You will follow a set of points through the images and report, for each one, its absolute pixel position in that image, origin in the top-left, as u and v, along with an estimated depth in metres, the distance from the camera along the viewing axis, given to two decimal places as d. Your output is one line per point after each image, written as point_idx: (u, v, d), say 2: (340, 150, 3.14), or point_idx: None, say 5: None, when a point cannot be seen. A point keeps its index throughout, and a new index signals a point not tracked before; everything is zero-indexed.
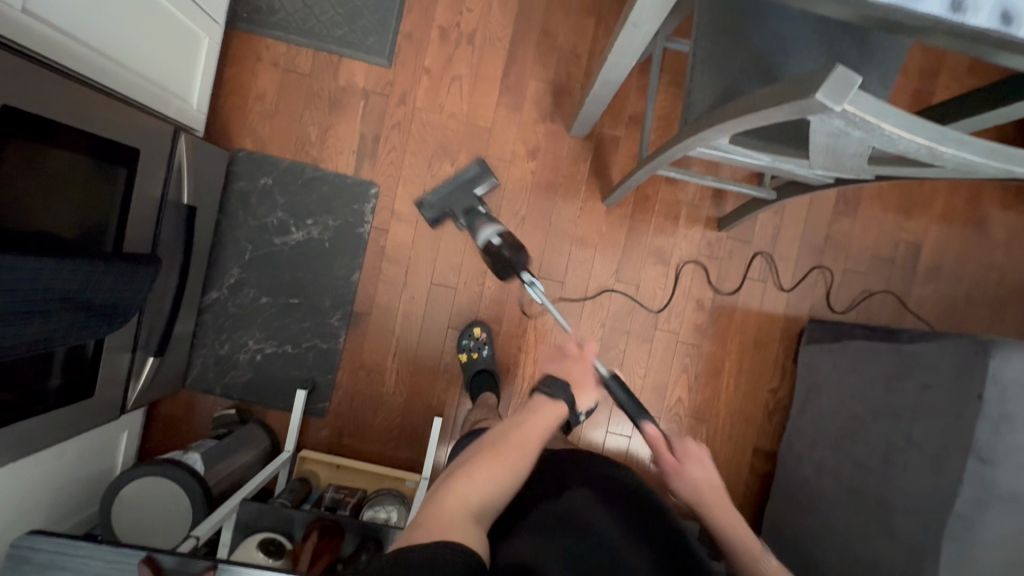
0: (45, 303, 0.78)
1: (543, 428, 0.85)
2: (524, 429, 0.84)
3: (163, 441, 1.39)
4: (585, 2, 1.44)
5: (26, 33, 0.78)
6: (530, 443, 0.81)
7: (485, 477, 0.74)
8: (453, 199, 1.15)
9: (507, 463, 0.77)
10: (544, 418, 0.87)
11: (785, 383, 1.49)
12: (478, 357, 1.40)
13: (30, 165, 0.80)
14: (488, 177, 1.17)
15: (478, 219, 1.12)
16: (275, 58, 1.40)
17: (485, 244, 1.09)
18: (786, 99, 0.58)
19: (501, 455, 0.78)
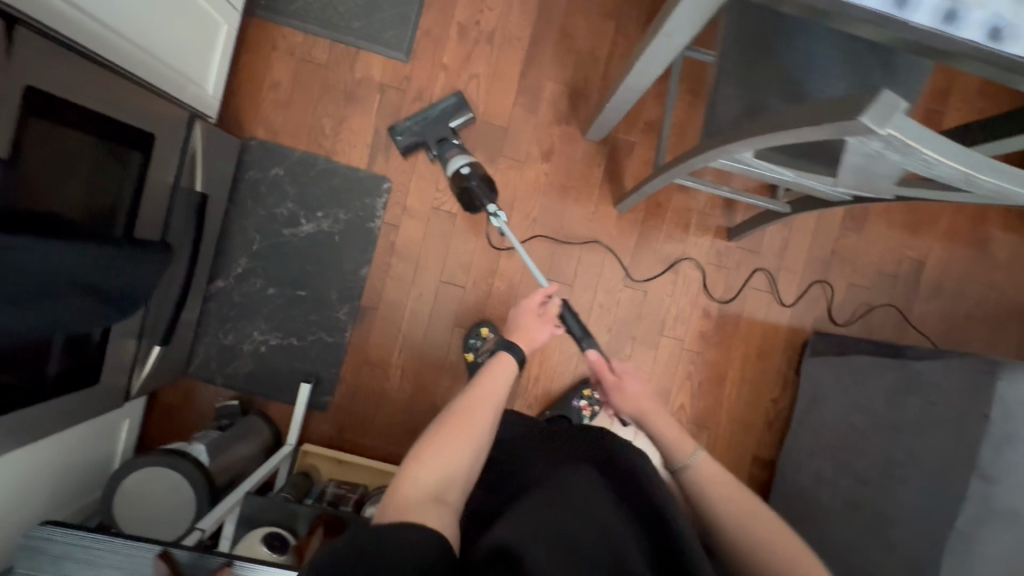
0: (58, 290, 0.76)
1: (496, 387, 0.82)
2: (473, 390, 0.81)
3: (162, 429, 1.37)
4: (605, 6, 1.44)
5: (52, 15, 0.76)
6: (482, 408, 0.78)
7: (440, 450, 0.71)
8: (428, 128, 1.37)
9: (461, 430, 0.74)
10: (495, 374, 0.84)
11: (786, 393, 1.51)
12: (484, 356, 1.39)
13: (50, 149, 0.79)
14: (462, 113, 1.38)
15: (449, 150, 1.33)
16: (291, 47, 1.38)
17: (454, 173, 1.28)
18: (823, 118, 0.58)
19: (454, 423, 0.75)
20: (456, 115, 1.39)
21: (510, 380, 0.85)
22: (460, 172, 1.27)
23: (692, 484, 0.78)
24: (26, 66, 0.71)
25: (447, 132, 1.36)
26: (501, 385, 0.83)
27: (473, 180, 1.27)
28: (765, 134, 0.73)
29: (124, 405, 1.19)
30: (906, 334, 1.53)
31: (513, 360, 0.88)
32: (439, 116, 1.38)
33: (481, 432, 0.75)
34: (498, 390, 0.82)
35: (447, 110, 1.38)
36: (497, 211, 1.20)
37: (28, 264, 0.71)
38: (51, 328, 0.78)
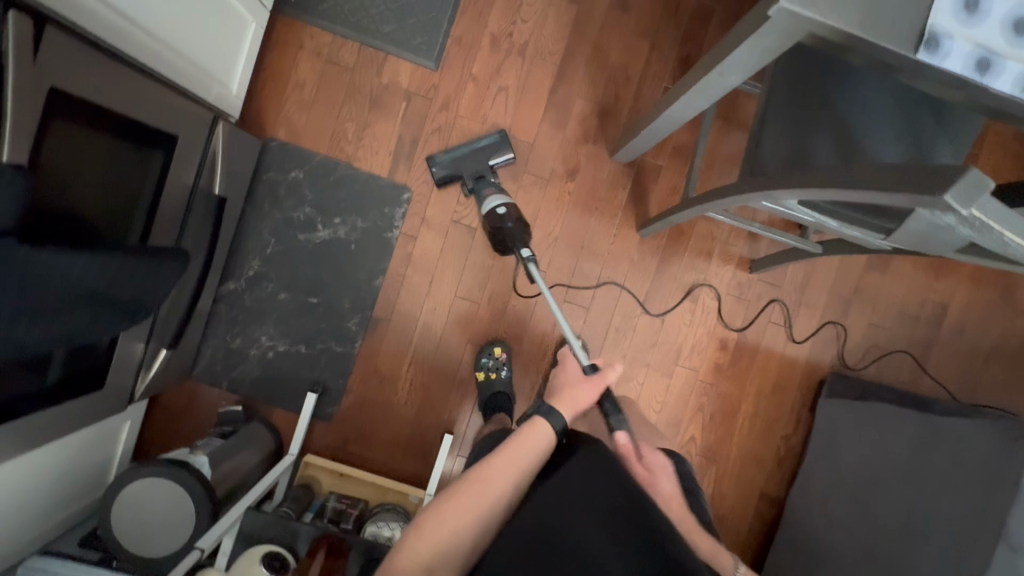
0: (74, 302, 0.73)
1: (518, 455, 0.79)
2: (496, 458, 0.79)
3: (163, 431, 1.34)
4: (641, 25, 1.40)
5: (81, 12, 0.72)
6: (497, 477, 0.76)
7: (443, 524, 0.71)
8: (467, 163, 1.34)
9: (470, 498, 0.74)
10: (523, 444, 0.81)
11: (799, 431, 1.47)
12: (496, 377, 1.36)
13: (73, 151, 0.76)
14: (504, 152, 1.35)
15: (486, 189, 1.29)
16: (319, 48, 1.34)
17: (489, 212, 1.24)
18: (892, 188, 0.56)
19: (463, 496, 0.74)
20: (497, 154, 1.36)
21: (540, 453, 0.81)
22: (496, 211, 1.23)
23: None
24: (51, 65, 0.68)
25: (487, 170, 1.33)
26: (527, 458, 0.79)
27: (508, 223, 1.23)
28: (818, 185, 0.70)
29: (128, 407, 1.16)
30: (924, 380, 1.50)
31: (550, 433, 0.83)
32: (479, 150, 1.36)
33: (488, 509, 0.74)
34: (521, 464, 0.79)
35: (486, 146, 1.36)
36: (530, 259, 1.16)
37: (45, 277, 0.68)
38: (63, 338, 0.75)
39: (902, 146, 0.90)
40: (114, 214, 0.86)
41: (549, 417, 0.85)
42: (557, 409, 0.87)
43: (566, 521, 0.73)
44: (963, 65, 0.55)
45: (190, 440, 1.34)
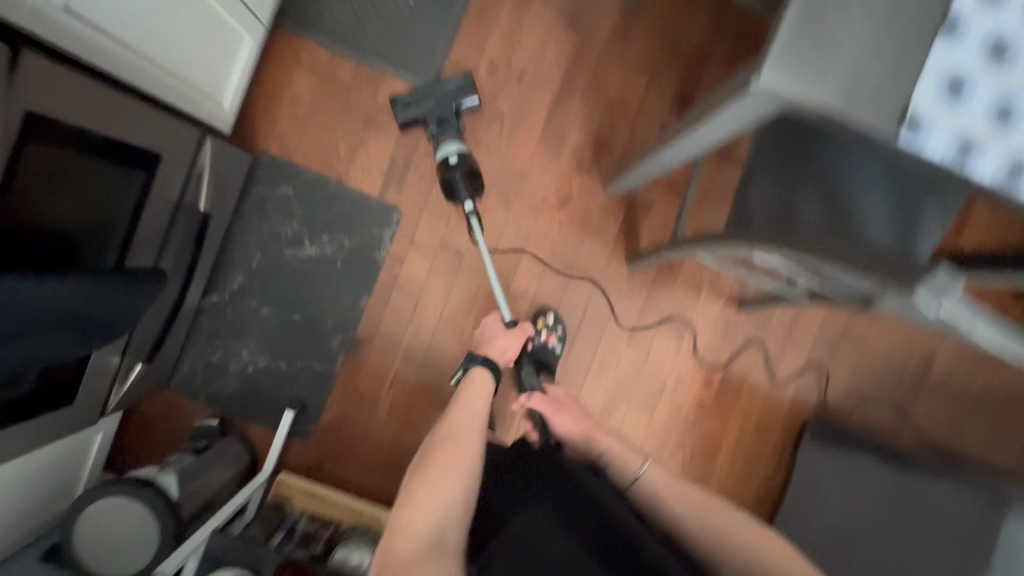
0: (42, 327, 0.72)
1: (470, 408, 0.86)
2: (455, 413, 0.85)
3: (137, 442, 1.33)
4: (641, 58, 1.40)
5: (59, 33, 0.71)
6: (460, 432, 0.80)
7: (435, 483, 0.72)
8: (429, 102, 1.29)
9: (443, 461, 0.75)
10: (470, 394, 0.90)
11: (780, 472, 1.46)
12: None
13: (49, 172, 0.74)
14: (470, 95, 1.30)
15: (444, 133, 1.27)
16: (315, 64, 1.34)
17: (442, 158, 1.25)
18: (871, 271, 0.55)
19: (442, 452, 0.76)
20: (463, 94, 1.31)
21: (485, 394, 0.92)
22: (447, 160, 1.23)
23: (649, 497, 0.84)
24: (28, 91, 0.67)
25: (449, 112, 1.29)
26: (478, 403, 0.89)
27: (458, 173, 1.23)
28: (793, 247, 0.71)
29: (100, 419, 1.14)
30: (908, 428, 1.49)
31: (488, 376, 0.95)
32: (446, 93, 1.30)
33: (473, 455, 0.77)
34: (477, 410, 0.87)
35: (453, 88, 1.30)
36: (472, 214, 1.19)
37: (12, 304, 0.67)
38: (28, 362, 0.74)
39: (887, 212, 0.89)
40: (92, 233, 0.85)
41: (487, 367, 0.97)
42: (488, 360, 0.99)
43: (548, 544, 0.68)
44: (944, 150, 0.54)
45: (164, 452, 1.33)
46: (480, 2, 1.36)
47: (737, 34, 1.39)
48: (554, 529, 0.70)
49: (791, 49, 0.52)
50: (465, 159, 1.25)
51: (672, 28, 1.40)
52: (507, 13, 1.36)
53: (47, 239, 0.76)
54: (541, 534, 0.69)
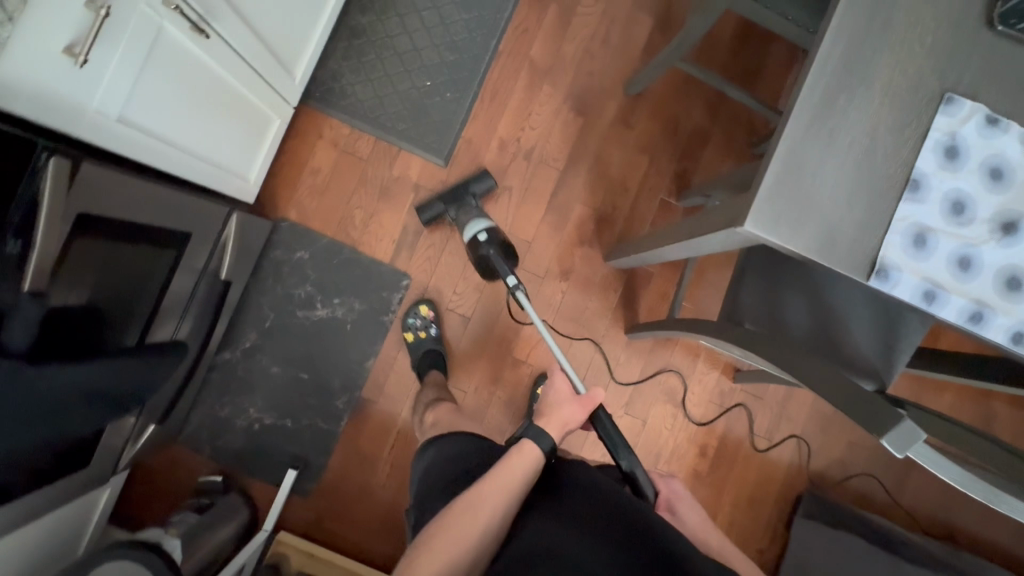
0: (68, 405, 0.75)
1: (517, 468, 0.84)
2: (488, 482, 0.81)
3: (141, 494, 1.35)
4: (642, 140, 1.48)
5: (112, 138, 0.79)
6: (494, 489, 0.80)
7: (439, 556, 0.75)
8: (448, 193, 1.40)
9: (472, 515, 0.77)
10: (519, 459, 0.85)
11: (774, 546, 1.47)
12: (424, 336, 1.41)
13: (86, 259, 0.80)
14: (483, 179, 1.41)
15: (467, 215, 1.34)
16: (336, 138, 1.43)
17: (472, 237, 1.28)
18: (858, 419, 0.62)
19: (456, 523, 0.77)
20: (479, 182, 1.42)
21: (530, 471, 0.85)
22: (478, 238, 1.27)
23: None
24: (82, 196, 0.74)
25: (465, 197, 1.39)
26: (518, 477, 0.83)
27: (492, 248, 1.26)
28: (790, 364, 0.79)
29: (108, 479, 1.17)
30: (902, 503, 1.50)
31: (536, 450, 0.87)
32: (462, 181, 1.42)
33: (485, 532, 0.77)
34: (514, 486, 0.82)
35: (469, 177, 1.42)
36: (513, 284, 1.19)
37: (44, 388, 0.70)
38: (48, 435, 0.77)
39: (869, 312, 0.95)
40: (119, 310, 0.91)
41: (538, 439, 0.89)
42: (546, 433, 0.91)
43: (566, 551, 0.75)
44: (911, 294, 0.60)
45: (167, 505, 1.35)
46: (492, 86, 1.46)
47: (732, 121, 1.49)
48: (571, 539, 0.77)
49: (770, 202, 0.59)
50: (493, 233, 1.29)
51: (672, 114, 1.49)
52: (518, 96, 1.46)
53: (79, 324, 0.81)
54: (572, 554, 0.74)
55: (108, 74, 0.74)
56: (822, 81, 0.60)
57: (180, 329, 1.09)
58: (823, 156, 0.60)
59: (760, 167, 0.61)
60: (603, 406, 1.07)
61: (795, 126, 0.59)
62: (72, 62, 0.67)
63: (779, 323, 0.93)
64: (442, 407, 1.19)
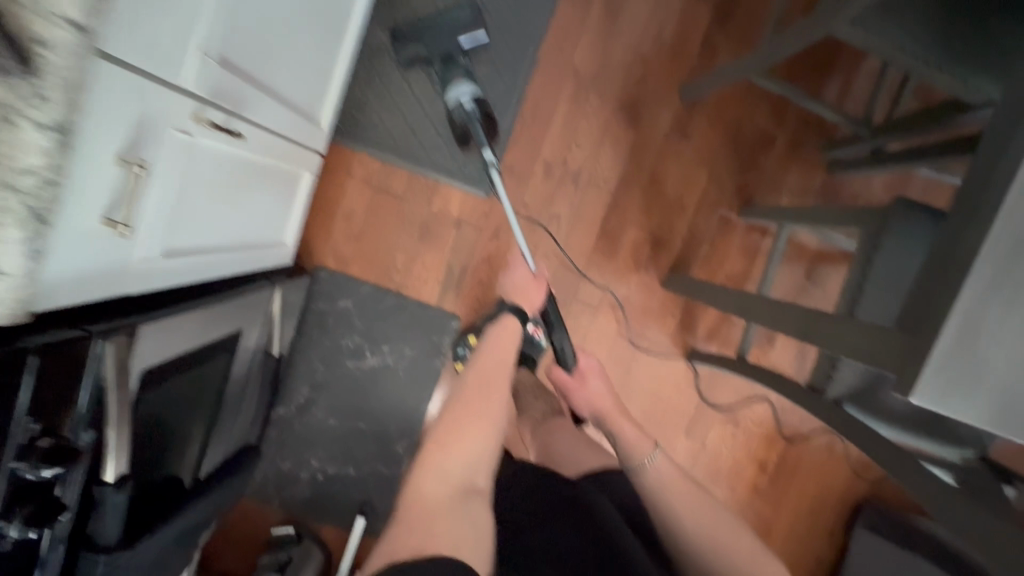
0: (156, 560, 0.74)
1: (502, 356, 0.84)
2: (484, 366, 0.81)
3: (219, 546, 1.39)
4: (699, 152, 1.36)
5: (157, 277, 0.71)
6: (489, 382, 0.78)
7: (464, 440, 0.70)
8: (435, 41, 1.11)
9: (478, 408, 0.74)
10: (503, 345, 0.86)
11: (831, 549, 1.51)
12: None
13: (156, 399, 0.76)
14: (472, 31, 1.11)
15: (453, 73, 1.06)
16: (368, 176, 1.32)
17: (455, 103, 1.04)
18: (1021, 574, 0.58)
19: (462, 419, 0.72)
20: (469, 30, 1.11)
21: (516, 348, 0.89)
22: (464, 104, 1.03)
23: None
24: (143, 355, 0.68)
25: (456, 54, 1.10)
26: (509, 354, 0.86)
27: (475, 119, 1.05)
28: (924, 494, 0.74)
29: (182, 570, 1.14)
30: None
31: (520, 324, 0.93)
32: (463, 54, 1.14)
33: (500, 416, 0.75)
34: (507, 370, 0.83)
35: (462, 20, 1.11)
36: (495, 166, 1.03)
37: (126, 568, 0.67)
38: None
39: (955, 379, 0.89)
40: (176, 441, 0.84)
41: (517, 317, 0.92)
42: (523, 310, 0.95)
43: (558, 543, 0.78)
44: None
45: (246, 554, 1.40)
46: (533, 104, 1.32)
47: (800, 124, 1.35)
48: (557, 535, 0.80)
49: (941, 371, 0.53)
50: (482, 101, 1.05)
51: (732, 120, 1.35)
52: (562, 112, 1.32)
53: (147, 475, 0.77)
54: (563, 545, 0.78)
55: (147, 221, 0.65)
56: (1005, 233, 0.52)
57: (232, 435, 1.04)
58: (1004, 318, 0.53)
59: (928, 332, 0.54)
60: (552, 294, 1.07)
61: (975, 287, 0.53)
62: (113, 231, 0.59)
63: (877, 405, 0.91)
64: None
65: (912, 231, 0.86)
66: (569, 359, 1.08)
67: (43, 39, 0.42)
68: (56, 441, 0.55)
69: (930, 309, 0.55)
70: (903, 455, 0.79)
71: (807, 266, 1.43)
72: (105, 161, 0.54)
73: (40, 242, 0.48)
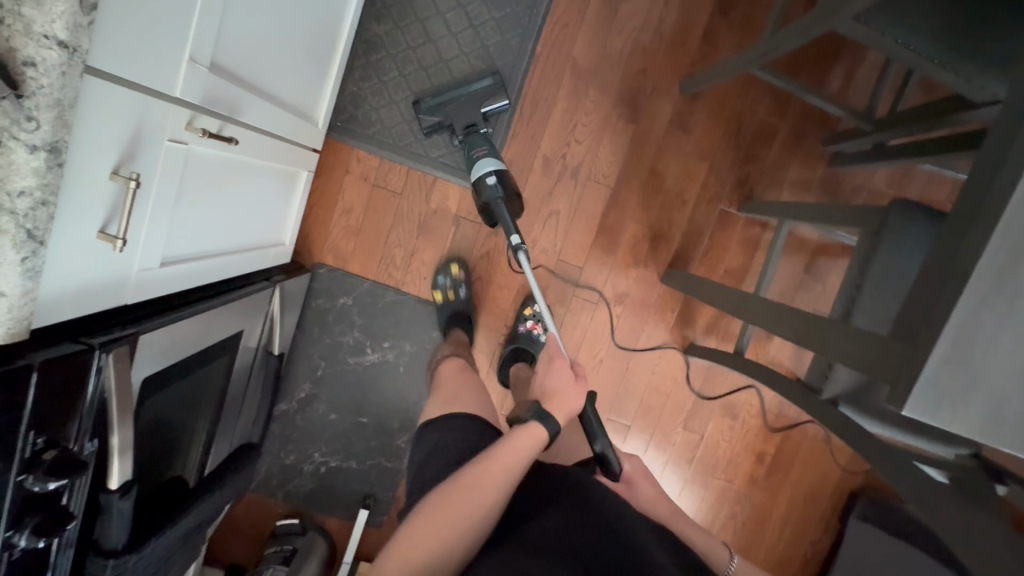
0: (168, 554, 0.75)
1: (516, 458, 0.74)
2: (485, 465, 0.72)
3: (226, 537, 1.43)
4: (700, 145, 1.35)
5: (156, 286, 0.72)
6: (487, 487, 0.70)
7: (431, 540, 0.66)
8: (456, 111, 1.22)
9: (460, 510, 0.68)
10: (520, 445, 0.76)
11: (826, 537, 1.53)
12: (454, 296, 1.32)
13: (159, 397, 0.76)
14: (496, 98, 1.23)
15: (477, 148, 1.17)
16: (365, 172, 1.31)
17: (479, 179, 1.12)
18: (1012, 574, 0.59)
19: (438, 517, 0.67)
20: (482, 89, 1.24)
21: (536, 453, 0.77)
22: (486, 180, 1.11)
23: None
24: (143, 363, 0.68)
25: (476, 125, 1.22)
26: (520, 463, 0.74)
27: (497, 195, 1.11)
28: (916, 492, 0.75)
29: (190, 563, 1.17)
30: None
31: (546, 431, 0.79)
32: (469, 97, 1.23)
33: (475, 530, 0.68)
34: (514, 473, 0.73)
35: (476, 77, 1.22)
36: (518, 244, 1.05)
37: (137, 568, 0.69)
38: None
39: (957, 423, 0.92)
40: (178, 442, 0.85)
41: (545, 420, 0.80)
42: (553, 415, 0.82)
43: (551, 533, 0.68)
44: None
45: (252, 544, 1.43)
46: (531, 97, 1.30)
47: (801, 116, 1.33)
48: (553, 522, 0.70)
49: (933, 385, 0.53)
50: (505, 175, 1.12)
51: (733, 114, 1.34)
52: (561, 105, 1.31)
53: (150, 476, 0.78)
54: (559, 536, 0.68)
55: (144, 232, 0.65)
56: (1001, 242, 0.52)
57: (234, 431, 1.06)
58: (999, 330, 0.53)
59: (924, 342, 0.54)
60: (593, 394, 0.94)
61: (972, 297, 0.52)
62: (109, 244, 0.59)
63: (870, 405, 0.92)
64: (459, 365, 1.09)
65: (912, 231, 0.85)
66: (614, 465, 0.93)
67: (31, 59, 0.41)
68: (60, 453, 0.55)
69: (926, 321, 0.55)
70: (895, 455, 0.80)
71: (807, 259, 1.42)
72: (99, 176, 0.54)
73: (36, 261, 0.48)
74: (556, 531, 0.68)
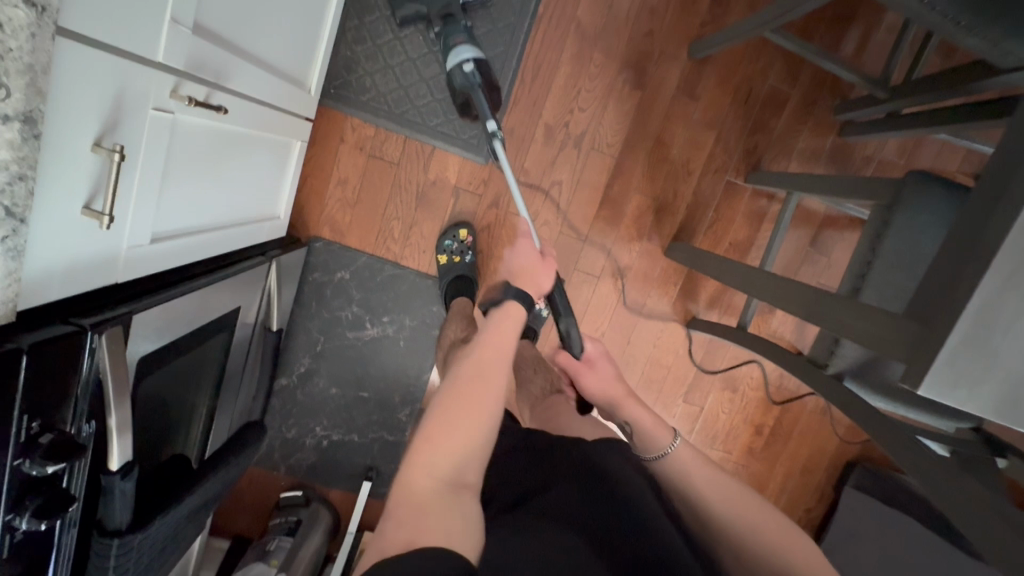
0: (172, 534, 0.75)
1: (504, 337, 0.73)
2: (481, 351, 0.70)
3: (231, 510, 1.44)
4: (707, 113, 1.30)
5: (148, 263, 0.69)
6: (491, 367, 0.68)
7: (460, 420, 0.61)
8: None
9: (475, 388, 0.64)
10: (507, 325, 0.75)
11: (820, 506, 1.56)
12: (458, 261, 1.29)
13: (157, 373, 0.74)
14: None
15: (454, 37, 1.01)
16: (361, 141, 1.26)
17: (455, 68, 0.99)
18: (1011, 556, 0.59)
19: (459, 402, 0.63)
20: None
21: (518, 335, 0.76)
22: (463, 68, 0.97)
23: None
24: (138, 343, 0.67)
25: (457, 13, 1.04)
26: (510, 342, 0.73)
27: (475, 83, 0.98)
28: (918, 466, 0.74)
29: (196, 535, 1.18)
30: None
31: (523, 310, 0.79)
32: None
33: (491, 414, 0.63)
34: (508, 348, 0.72)
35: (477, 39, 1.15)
36: (496, 129, 0.96)
37: (142, 547, 0.68)
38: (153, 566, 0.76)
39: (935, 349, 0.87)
40: (176, 423, 0.84)
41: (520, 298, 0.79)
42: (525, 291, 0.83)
43: (561, 505, 0.67)
44: None
45: (256, 516, 1.45)
46: (533, 62, 1.25)
47: (813, 82, 1.29)
48: (563, 495, 0.69)
49: (951, 364, 0.52)
50: (485, 66, 1.00)
51: (742, 80, 1.28)
52: (564, 71, 1.25)
53: (146, 459, 0.77)
54: (569, 509, 0.66)
55: (132, 208, 0.62)
56: None
57: (234, 406, 1.05)
58: None
59: (943, 321, 0.53)
60: (561, 279, 0.93)
61: (998, 274, 0.50)
62: (96, 221, 0.56)
63: (877, 379, 0.91)
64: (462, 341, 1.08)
65: (928, 203, 0.83)
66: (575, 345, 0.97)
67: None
68: (57, 436, 0.54)
69: (948, 299, 0.54)
70: (899, 430, 0.79)
71: (813, 232, 1.40)
72: (80, 148, 0.51)
73: (17, 240, 0.45)
74: (566, 504, 0.67)
